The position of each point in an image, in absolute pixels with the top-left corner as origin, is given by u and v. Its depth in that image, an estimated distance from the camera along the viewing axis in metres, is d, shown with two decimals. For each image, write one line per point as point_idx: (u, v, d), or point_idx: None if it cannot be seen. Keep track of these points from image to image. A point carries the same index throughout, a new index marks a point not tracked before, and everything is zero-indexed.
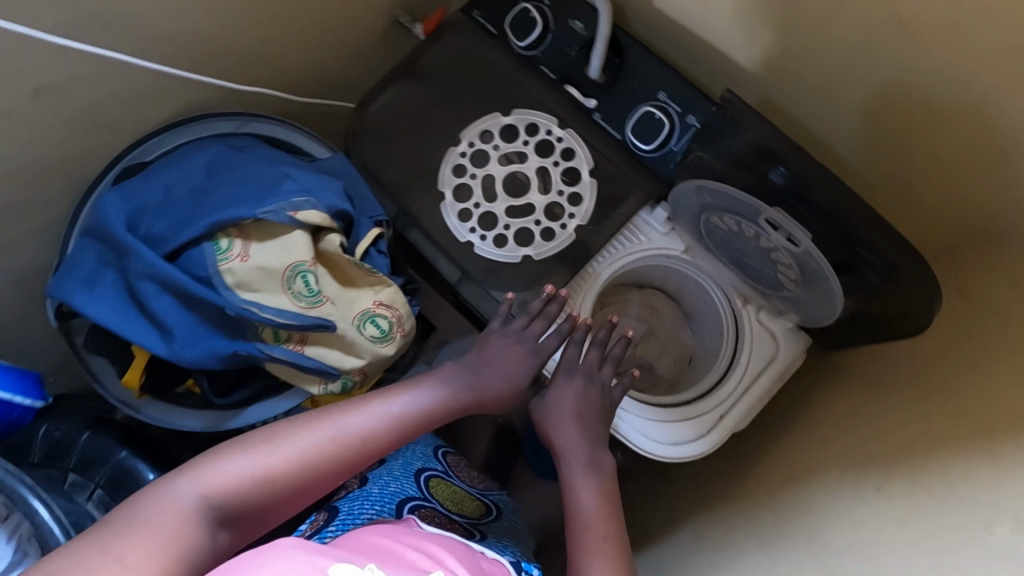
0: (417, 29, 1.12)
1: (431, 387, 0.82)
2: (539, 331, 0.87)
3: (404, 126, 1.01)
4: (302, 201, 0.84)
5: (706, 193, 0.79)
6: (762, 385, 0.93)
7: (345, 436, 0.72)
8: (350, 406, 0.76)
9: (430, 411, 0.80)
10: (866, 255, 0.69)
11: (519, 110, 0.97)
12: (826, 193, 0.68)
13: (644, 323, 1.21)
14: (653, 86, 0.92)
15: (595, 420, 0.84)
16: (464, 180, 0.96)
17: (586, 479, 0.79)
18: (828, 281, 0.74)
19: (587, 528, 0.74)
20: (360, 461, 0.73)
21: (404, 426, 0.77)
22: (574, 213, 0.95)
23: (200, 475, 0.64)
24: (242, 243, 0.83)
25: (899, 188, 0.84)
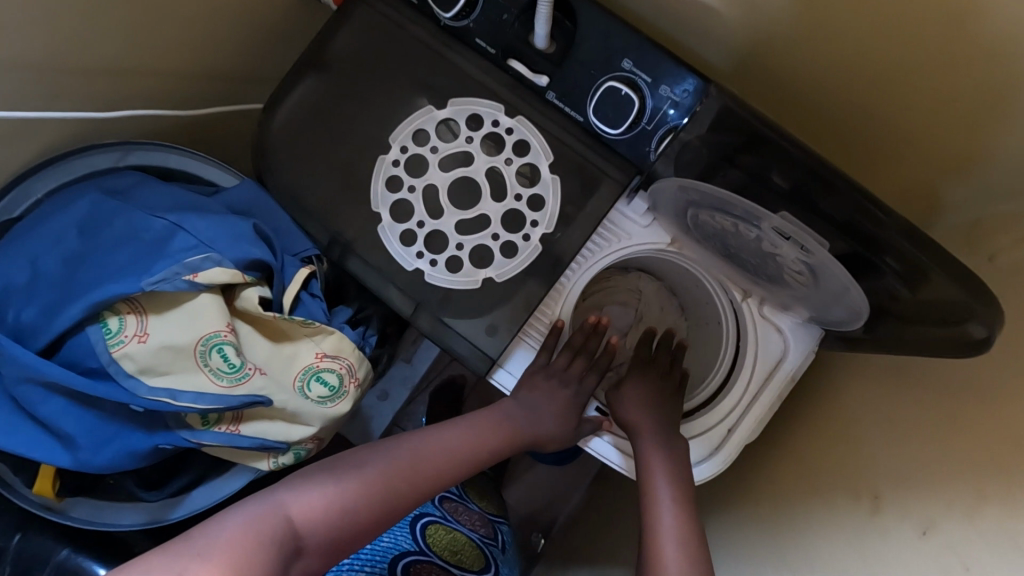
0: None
1: (494, 413, 0.81)
2: (581, 370, 0.85)
3: (321, 133, 0.82)
4: (200, 259, 0.67)
5: (690, 193, 0.65)
6: (772, 391, 0.82)
7: (421, 460, 0.71)
8: (421, 431, 0.75)
9: (497, 439, 0.79)
10: (894, 266, 0.56)
11: (456, 100, 0.80)
12: (835, 191, 0.58)
13: (631, 312, 1.08)
14: (615, 52, 0.75)
15: (661, 409, 0.84)
16: (401, 195, 0.80)
17: (655, 448, 0.79)
18: (847, 292, 0.61)
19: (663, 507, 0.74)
20: (434, 483, 0.71)
21: (468, 456, 0.75)
22: (536, 220, 0.79)
23: (284, 499, 0.61)
24: (136, 320, 0.68)
25: (918, 139, 0.71)
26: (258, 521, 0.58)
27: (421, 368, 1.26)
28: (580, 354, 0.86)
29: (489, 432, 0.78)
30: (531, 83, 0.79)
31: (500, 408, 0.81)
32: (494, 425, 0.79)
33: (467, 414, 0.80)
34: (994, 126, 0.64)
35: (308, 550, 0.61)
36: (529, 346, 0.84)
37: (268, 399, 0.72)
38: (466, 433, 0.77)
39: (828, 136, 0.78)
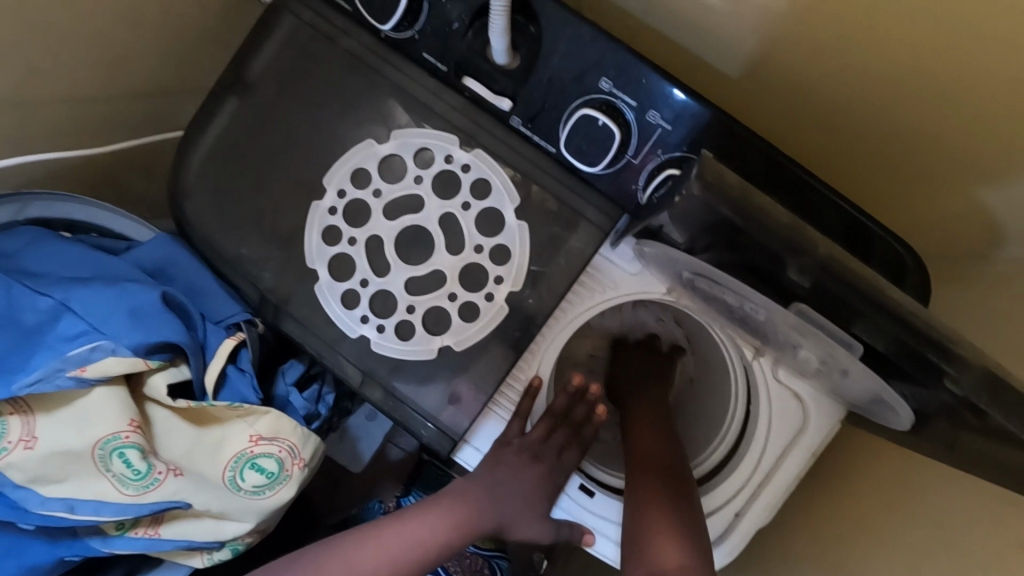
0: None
1: (464, 494, 0.67)
2: (561, 441, 0.71)
3: (244, 171, 0.69)
4: (86, 351, 0.57)
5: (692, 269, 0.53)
6: (789, 471, 0.68)
7: (365, 559, 0.61)
8: (375, 522, 0.64)
9: (458, 532, 0.65)
10: (957, 391, 0.40)
11: (401, 132, 0.67)
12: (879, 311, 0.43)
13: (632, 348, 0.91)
14: (590, 67, 0.59)
15: (659, 436, 0.72)
16: (341, 247, 0.67)
17: (642, 475, 0.67)
18: (896, 402, 0.48)
19: (653, 533, 0.60)
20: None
21: (420, 557, 0.63)
22: (500, 275, 0.66)
23: None
24: (22, 422, 0.57)
25: (983, 150, 0.56)
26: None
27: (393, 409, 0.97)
28: (562, 421, 0.72)
29: (455, 518, 0.65)
30: (492, 107, 0.65)
31: (467, 487, 0.67)
32: (458, 508, 0.66)
33: (430, 498, 0.67)
34: None
35: None
36: (501, 420, 0.69)
37: (186, 503, 0.62)
38: (422, 530, 0.64)
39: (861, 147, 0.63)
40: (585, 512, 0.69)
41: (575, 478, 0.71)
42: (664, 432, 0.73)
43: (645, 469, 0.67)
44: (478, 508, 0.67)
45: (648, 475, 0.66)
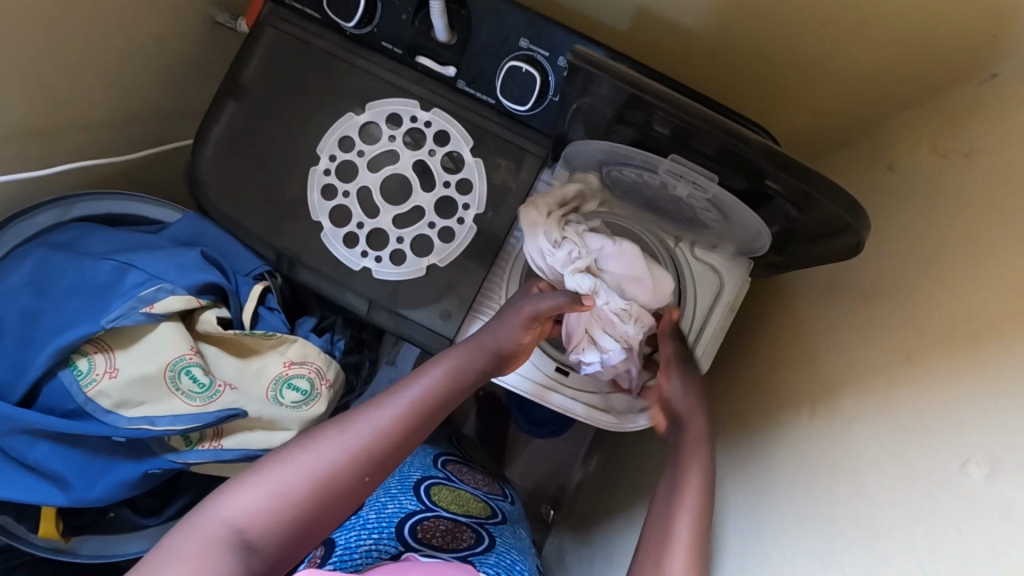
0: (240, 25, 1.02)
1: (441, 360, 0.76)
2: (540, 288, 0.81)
3: (248, 154, 0.86)
4: (153, 291, 0.72)
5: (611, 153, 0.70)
6: (713, 325, 0.86)
7: (361, 426, 0.67)
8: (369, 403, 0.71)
9: (438, 391, 0.73)
10: (780, 179, 0.56)
11: (373, 103, 0.85)
12: (716, 142, 0.57)
13: None
14: (510, 33, 0.79)
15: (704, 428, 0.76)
16: (338, 200, 0.84)
17: (696, 460, 0.72)
18: (750, 217, 0.66)
19: (677, 512, 0.68)
20: (389, 444, 0.68)
21: (412, 416, 0.70)
22: (467, 203, 0.84)
23: (224, 506, 0.60)
24: (105, 357, 0.72)
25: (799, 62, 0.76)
26: (206, 550, 0.57)
27: (406, 362, 1.17)
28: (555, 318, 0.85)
29: (432, 378, 0.73)
30: (440, 75, 0.84)
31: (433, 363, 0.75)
32: (437, 372, 0.74)
33: (405, 375, 0.74)
34: (854, 35, 0.70)
35: (271, 548, 0.60)
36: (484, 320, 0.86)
37: (243, 410, 0.77)
38: (404, 397, 0.71)
39: (722, 78, 0.83)
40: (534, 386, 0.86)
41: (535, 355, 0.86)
42: (704, 430, 0.76)
43: (700, 455, 0.73)
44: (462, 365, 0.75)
45: (700, 463, 0.72)
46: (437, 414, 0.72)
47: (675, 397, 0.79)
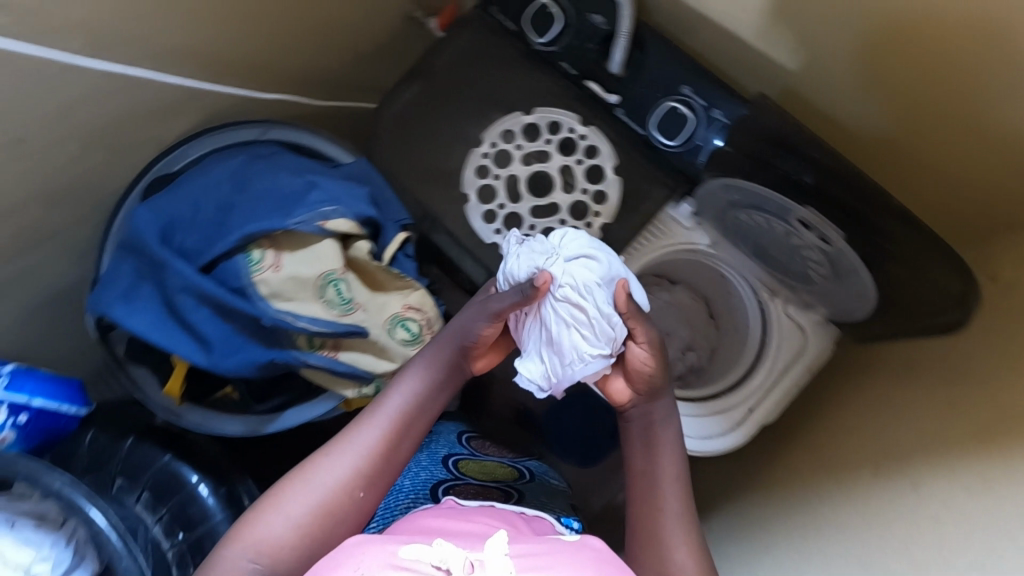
0: (429, 23, 1.18)
1: (409, 372, 0.75)
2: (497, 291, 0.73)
3: (420, 124, 1.00)
4: (330, 210, 0.85)
5: (733, 190, 0.81)
6: (790, 381, 0.92)
7: (354, 440, 0.69)
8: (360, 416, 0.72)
9: (422, 396, 0.73)
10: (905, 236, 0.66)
11: (541, 109, 0.97)
12: (850, 187, 0.68)
13: (682, 326, 1.25)
14: (676, 79, 0.90)
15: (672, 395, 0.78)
16: (488, 180, 0.96)
17: (667, 444, 0.75)
18: (859, 276, 0.74)
19: (666, 490, 0.71)
20: (385, 454, 0.69)
21: (402, 423, 0.71)
22: (599, 211, 0.94)
23: (241, 546, 0.62)
24: (274, 253, 0.85)
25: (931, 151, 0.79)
26: None
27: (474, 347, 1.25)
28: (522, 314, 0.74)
29: (412, 387, 0.73)
30: (603, 101, 0.95)
31: (411, 369, 0.75)
32: (415, 381, 0.73)
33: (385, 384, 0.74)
34: None
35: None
36: None
37: (365, 331, 0.87)
38: (388, 405, 0.72)
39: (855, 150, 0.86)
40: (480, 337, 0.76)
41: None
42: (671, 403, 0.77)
43: (671, 437, 0.75)
44: (438, 376, 0.75)
45: (675, 445, 0.75)
46: (425, 420, 0.73)
47: (651, 372, 0.75)
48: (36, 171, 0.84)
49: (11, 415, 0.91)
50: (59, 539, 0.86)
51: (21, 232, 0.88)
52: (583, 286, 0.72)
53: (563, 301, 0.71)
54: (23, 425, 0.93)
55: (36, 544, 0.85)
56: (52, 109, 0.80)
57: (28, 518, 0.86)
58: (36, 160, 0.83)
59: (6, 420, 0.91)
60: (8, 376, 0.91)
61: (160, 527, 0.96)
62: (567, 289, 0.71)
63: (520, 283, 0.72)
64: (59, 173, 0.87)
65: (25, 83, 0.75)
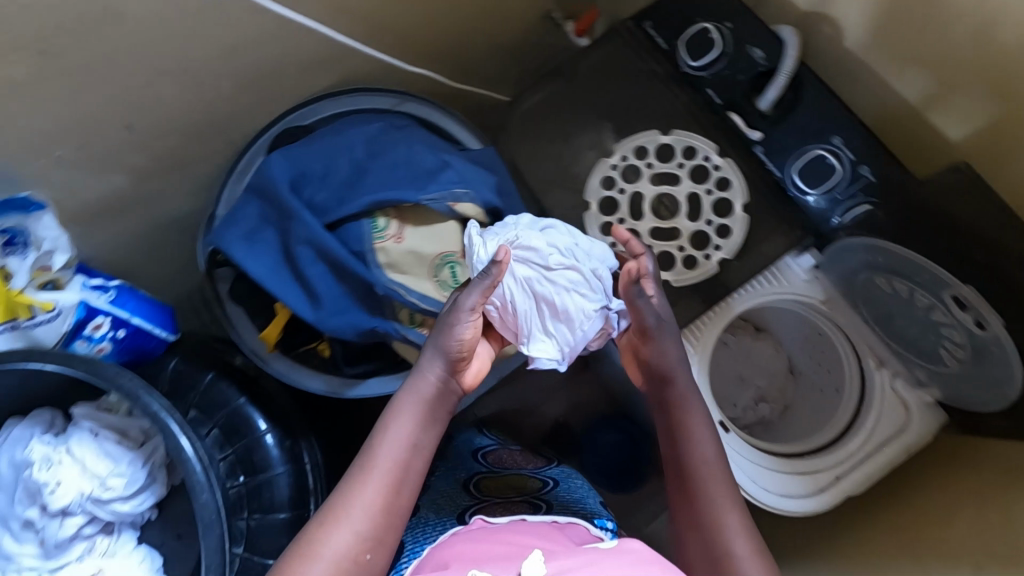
0: (567, 27, 1.18)
1: (398, 414, 0.70)
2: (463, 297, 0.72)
3: (553, 123, 1.00)
4: (461, 192, 0.85)
5: (878, 253, 0.81)
6: (882, 457, 0.88)
7: (353, 502, 0.64)
8: (351, 476, 0.67)
9: (416, 436, 0.69)
10: None
11: (679, 131, 0.96)
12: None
13: (759, 374, 1.22)
14: (828, 128, 0.88)
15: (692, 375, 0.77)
16: (612, 193, 0.95)
17: (697, 426, 0.73)
18: (1006, 366, 0.74)
19: (706, 475, 0.70)
20: (390, 507, 0.65)
21: (400, 469, 0.67)
22: (720, 245, 0.93)
23: None
24: (398, 224, 0.85)
25: None
26: None
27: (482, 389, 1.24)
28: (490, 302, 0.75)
29: (404, 432, 0.69)
30: (742, 136, 0.92)
31: (398, 411, 0.70)
32: (406, 425, 0.69)
33: (370, 433, 0.70)
34: None
35: None
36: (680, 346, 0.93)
37: None
38: (380, 453, 0.67)
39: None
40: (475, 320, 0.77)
41: (695, 373, 0.93)
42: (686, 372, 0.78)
43: (699, 418, 0.74)
44: (429, 412, 0.71)
45: (705, 427, 0.73)
46: (423, 459, 0.70)
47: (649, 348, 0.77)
48: (190, 100, 0.86)
49: (111, 329, 0.90)
50: (136, 458, 0.88)
51: (161, 155, 0.90)
52: (559, 250, 0.80)
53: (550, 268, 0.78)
54: (120, 340, 0.91)
55: (113, 458, 0.87)
56: (222, 43, 0.82)
57: (110, 432, 0.88)
58: (194, 90, 0.85)
59: (105, 333, 0.90)
60: (114, 291, 0.90)
61: (224, 466, 0.97)
62: (553, 258, 0.78)
63: (487, 275, 0.71)
64: (209, 106, 0.90)
65: (207, 14, 0.77)
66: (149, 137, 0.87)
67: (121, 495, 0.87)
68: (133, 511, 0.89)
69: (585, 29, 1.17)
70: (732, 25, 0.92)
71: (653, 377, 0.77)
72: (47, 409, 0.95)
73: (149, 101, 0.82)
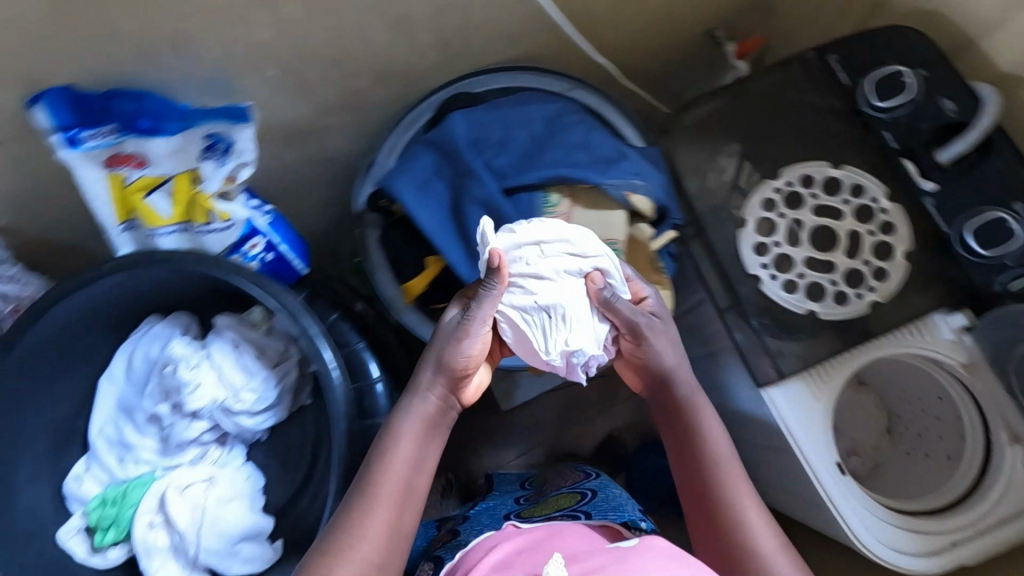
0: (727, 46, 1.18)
1: (394, 433, 0.71)
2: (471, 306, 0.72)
3: (719, 136, 1.01)
4: (636, 185, 0.86)
5: None
6: (1004, 532, 0.89)
7: (357, 526, 0.65)
8: (349, 503, 0.67)
9: (415, 455, 0.71)
10: None
11: (850, 167, 0.95)
12: None
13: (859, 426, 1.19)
14: (1010, 193, 0.86)
15: (692, 375, 0.81)
16: (771, 215, 0.95)
17: (711, 428, 0.76)
18: None
19: (730, 480, 0.73)
20: (395, 526, 0.66)
21: (400, 488, 0.68)
22: (874, 287, 0.92)
23: None
24: (569, 204, 0.86)
25: None
26: None
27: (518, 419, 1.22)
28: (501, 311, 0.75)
29: (402, 451, 0.70)
30: (913, 184, 0.92)
31: (396, 430, 0.71)
32: (405, 443, 0.71)
33: (366, 458, 0.70)
34: None
35: None
36: (807, 382, 0.93)
37: None
38: (379, 474, 0.68)
39: None
40: (514, 309, 0.74)
41: (820, 411, 0.92)
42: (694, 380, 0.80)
43: (711, 421, 0.77)
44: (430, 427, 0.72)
45: (720, 430, 0.76)
46: (423, 475, 0.71)
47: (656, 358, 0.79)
48: (393, 46, 0.89)
49: (261, 250, 0.91)
50: (269, 377, 0.90)
51: (347, 93, 0.93)
52: (587, 241, 0.78)
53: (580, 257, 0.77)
54: (266, 262, 0.92)
55: (250, 372, 0.89)
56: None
57: (250, 347, 0.90)
58: (400, 37, 0.88)
59: (256, 253, 0.91)
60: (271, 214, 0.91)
61: None
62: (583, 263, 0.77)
63: (491, 290, 0.72)
64: (404, 55, 0.92)
65: None
66: (347, 74, 0.90)
67: (250, 409, 0.89)
68: (253, 428, 0.91)
69: (746, 52, 1.18)
70: (925, 73, 0.91)
71: (659, 382, 0.80)
72: (185, 314, 0.98)
73: (361, 39, 0.85)
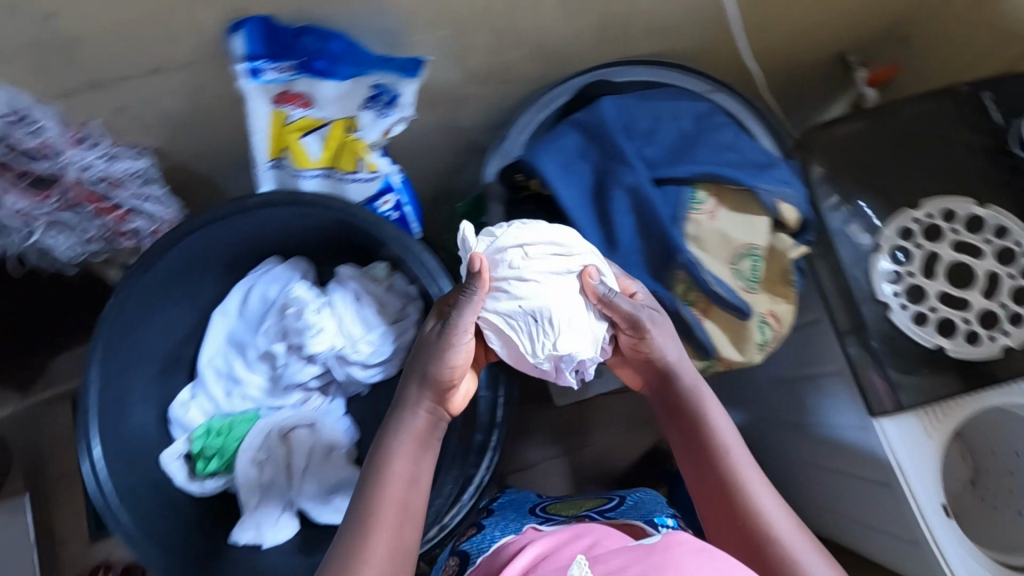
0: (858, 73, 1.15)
1: (386, 456, 0.67)
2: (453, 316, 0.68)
3: (859, 156, 0.99)
4: (785, 193, 0.85)
5: None
6: None
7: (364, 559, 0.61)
8: (348, 536, 0.63)
9: (411, 471, 0.67)
10: None
11: (995, 207, 0.92)
12: None
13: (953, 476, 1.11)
14: None
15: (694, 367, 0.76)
16: (907, 244, 0.93)
17: (716, 419, 0.73)
18: None
19: (744, 475, 0.71)
20: (403, 550, 0.63)
21: (400, 510, 0.65)
22: (1008, 332, 0.90)
23: None
24: (715, 202, 0.86)
25: None
26: None
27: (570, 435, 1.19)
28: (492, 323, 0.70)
29: (399, 473, 0.66)
30: None
31: (389, 453, 0.67)
32: (404, 465, 0.66)
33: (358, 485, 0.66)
34: None
35: None
36: (920, 418, 0.91)
37: (747, 313, 0.86)
38: (378, 500, 0.64)
39: None
40: (499, 314, 0.70)
41: (930, 450, 0.90)
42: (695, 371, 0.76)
43: (714, 414, 0.73)
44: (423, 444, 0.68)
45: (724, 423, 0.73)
46: (422, 489, 0.68)
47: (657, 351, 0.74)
48: (558, 20, 0.89)
49: (389, 208, 0.91)
50: (387, 333, 0.90)
51: (500, 62, 0.93)
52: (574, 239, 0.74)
53: (567, 256, 0.72)
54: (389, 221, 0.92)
55: (369, 325, 0.90)
56: None
57: (371, 301, 0.90)
58: (568, 12, 0.88)
59: (385, 210, 0.91)
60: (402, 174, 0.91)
61: None
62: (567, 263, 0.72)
63: (471, 295, 0.68)
64: (564, 31, 0.91)
65: None
66: (508, 43, 0.89)
67: (364, 361, 0.90)
68: (362, 380, 0.92)
69: (878, 83, 1.17)
70: None
71: (664, 379, 0.75)
72: (304, 260, 0.97)
73: (533, 9, 0.85)
